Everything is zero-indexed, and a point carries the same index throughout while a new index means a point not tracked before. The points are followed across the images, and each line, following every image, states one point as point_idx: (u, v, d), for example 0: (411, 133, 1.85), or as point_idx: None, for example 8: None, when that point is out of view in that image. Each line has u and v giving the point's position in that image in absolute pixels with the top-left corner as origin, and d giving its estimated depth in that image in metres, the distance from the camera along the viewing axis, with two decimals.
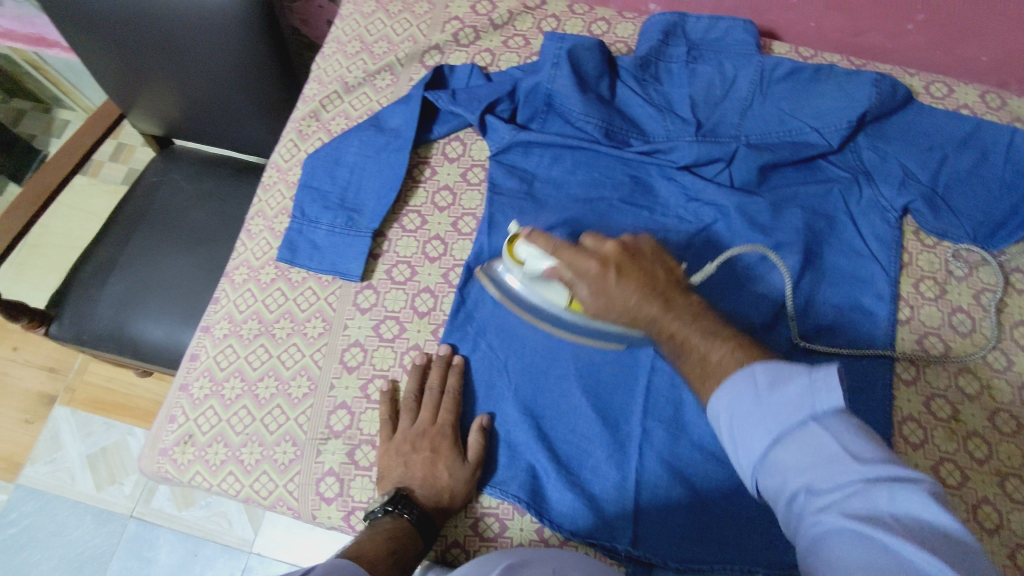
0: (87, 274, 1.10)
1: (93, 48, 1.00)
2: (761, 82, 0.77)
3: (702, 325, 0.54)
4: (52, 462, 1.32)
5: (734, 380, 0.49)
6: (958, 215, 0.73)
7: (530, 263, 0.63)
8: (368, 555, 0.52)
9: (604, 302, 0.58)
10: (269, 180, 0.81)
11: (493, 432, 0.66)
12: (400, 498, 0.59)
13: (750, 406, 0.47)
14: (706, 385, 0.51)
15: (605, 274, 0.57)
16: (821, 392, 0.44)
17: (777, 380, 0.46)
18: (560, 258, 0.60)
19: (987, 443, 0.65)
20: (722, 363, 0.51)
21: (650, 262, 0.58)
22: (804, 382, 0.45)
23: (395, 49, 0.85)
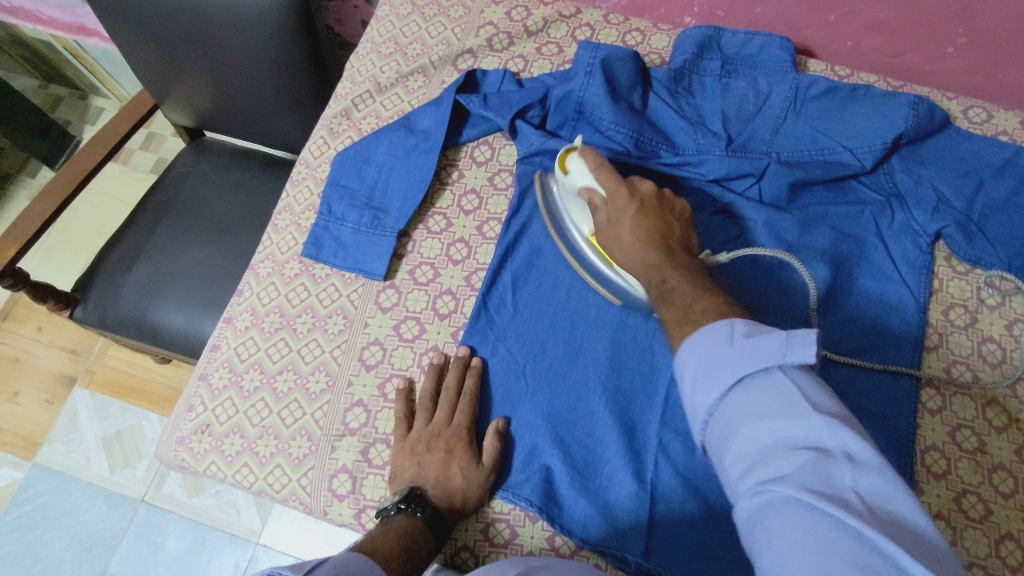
0: (113, 260, 1.12)
1: (132, 38, 1.02)
2: (795, 99, 0.76)
3: (696, 278, 0.56)
4: (69, 443, 1.33)
5: (712, 329, 0.47)
6: (993, 243, 0.72)
7: (574, 176, 0.67)
8: (382, 552, 0.53)
9: (617, 228, 0.63)
10: (298, 175, 0.82)
11: (509, 436, 0.66)
12: (413, 497, 0.59)
13: (720, 352, 0.45)
14: (682, 328, 0.51)
15: (630, 203, 0.62)
16: (796, 349, 0.42)
17: (754, 337, 0.44)
18: (600, 179, 0.64)
19: (1013, 477, 0.64)
20: (705, 312, 0.51)
21: (670, 215, 0.63)
22: (778, 339, 0.43)
23: (428, 51, 0.86)
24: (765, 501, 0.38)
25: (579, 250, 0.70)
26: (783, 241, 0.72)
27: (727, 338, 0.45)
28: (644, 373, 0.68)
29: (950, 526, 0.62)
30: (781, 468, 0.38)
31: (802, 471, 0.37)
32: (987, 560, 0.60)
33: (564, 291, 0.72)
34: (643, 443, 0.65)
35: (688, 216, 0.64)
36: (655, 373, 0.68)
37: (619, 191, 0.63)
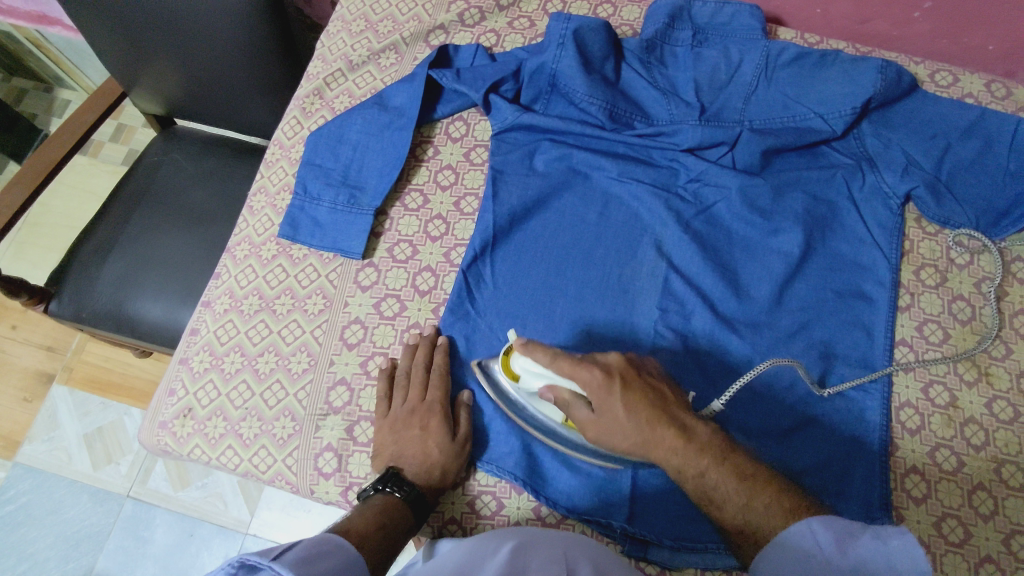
0: (86, 254, 1.10)
1: (97, 25, 0.99)
2: (766, 66, 0.77)
3: (730, 460, 0.52)
4: (50, 440, 1.32)
5: (790, 536, 0.48)
6: (960, 202, 0.73)
7: (526, 378, 0.60)
8: (358, 530, 0.53)
9: (611, 421, 0.56)
10: (272, 157, 0.81)
11: (476, 409, 0.67)
12: (390, 477, 0.59)
13: (816, 561, 0.46)
14: (750, 542, 0.50)
15: (610, 386, 0.55)
16: (900, 549, 0.46)
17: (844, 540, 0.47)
18: (562, 370, 0.57)
19: (984, 430, 0.66)
20: (769, 516, 0.50)
21: (649, 382, 0.57)
22: (875, 543, 0.47)
23: (399, 28, 0.85)
24: None
25: (555, 434, 0.63)
26: (757, 207, 0.73)
27: (820, 543, 0.47)
28: (625, 340, 0.69)
29: (924, 480, 0.64)
30: None
31: None
32: (960, 510, 0.62)
33: (542, 266, 0.72)
34: None
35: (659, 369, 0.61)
36: (638, 340, 0.69)
37: (590, 377, 0.56)
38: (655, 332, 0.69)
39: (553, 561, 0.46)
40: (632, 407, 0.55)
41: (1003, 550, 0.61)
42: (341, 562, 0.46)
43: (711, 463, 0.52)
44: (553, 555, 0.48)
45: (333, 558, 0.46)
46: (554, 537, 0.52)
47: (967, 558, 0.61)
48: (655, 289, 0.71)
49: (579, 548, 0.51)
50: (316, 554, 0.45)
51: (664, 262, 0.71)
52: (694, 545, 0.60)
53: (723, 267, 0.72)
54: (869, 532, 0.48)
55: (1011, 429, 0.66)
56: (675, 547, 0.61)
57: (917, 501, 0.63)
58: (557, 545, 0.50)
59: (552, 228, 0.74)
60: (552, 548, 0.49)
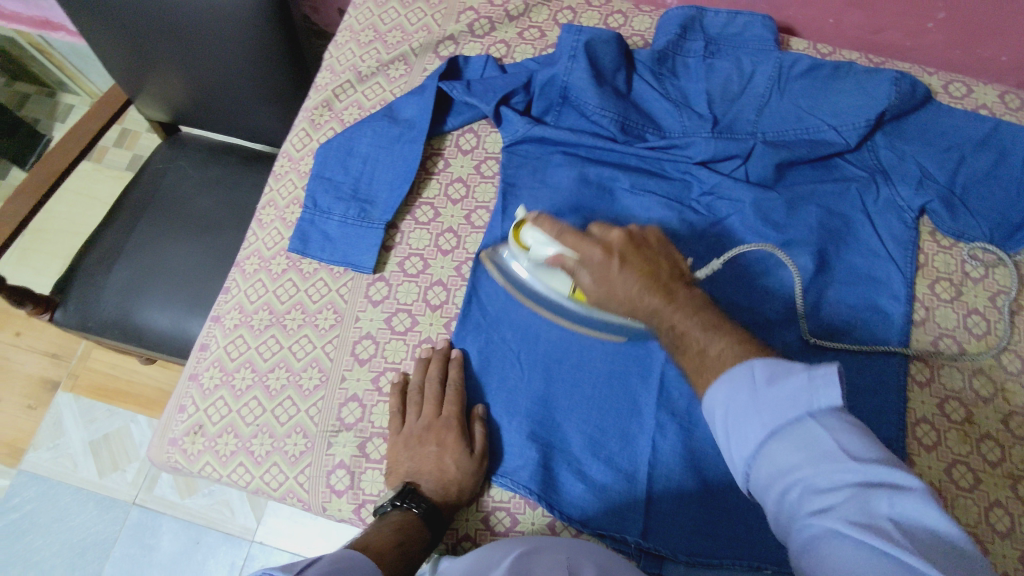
0: (92, 262, 1.09)
1: (102, 33, 0.99)
2: (779, 78, 0.76)
3: (703, 318, 0.54)
4: (55, 448, 1.31)
5: (734, 374, 0.48)
6: (976, 215, 0.72)
7: (536, 249, 0.63)
8: (376, 547, 0.52)
9: (607, 288, 0.58)
10: (281, 170, 0.81)
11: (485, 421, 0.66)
12: (407, 492, 0.59)
13: (746, 395, 0.46)
14: (703, 378, 0.50)
15: (608, 260, 0.57)
16: (821, 390, 0.43)
17: (775, 375, 0.45)
18: (566, 243, 0.60)
19: (1001, 445, 0.65)
20: (721, 357, 0.50)
21: (652, 252, 0.59)
22: (800, 378, 0.44)
23: (408, 38, 0.84)
24: (812, 536, 0.39)
25: (563, 309, 0.67)
26: (772, 220, 0.72)
27: (752, 384, 0.46)
28: (638, 355, 0.68)
29: (941, 496, 0.63)
30: (828, 503, 0.39)
31: (841, 502, 0.39)
32: (977, 528, 0.62)
33: None
34: (640, 426, 0.65)
35: (664, 240, 0.61)
36: (653, 356, 0.68)
37: (591, 246, 0.58)
38: None
39: (557, 567, 0.46)
40: (627, 276, 0.56)
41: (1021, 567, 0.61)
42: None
43: (684, 316, 0.54)
44: (556, 561, 0.47)
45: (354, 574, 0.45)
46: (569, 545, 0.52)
47: None
48: None
49: (584, 552, 0.50)
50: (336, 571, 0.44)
51: None
52: (711, 562, 0.60)
53: (737, 280, 0.71)
54: (803, 366, 0.44)
55: None
56: (690, 562, 0.60)
57: None
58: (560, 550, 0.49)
59: None
60: (556, 554, 0.49)
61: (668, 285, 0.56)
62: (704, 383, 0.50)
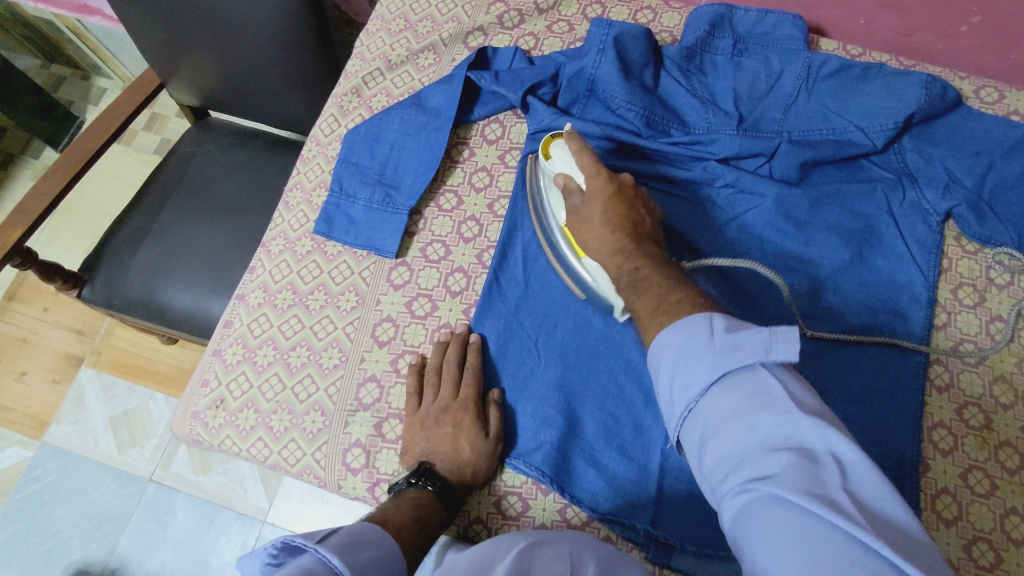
0: (119, 241, 1.12)
1: (140, 17, 1.01)
2: (807, 78, 0.76)
3: (667, 271, 0.58)
4: (77, 422, 1.34)
5: (694, 323, 0.50)
6: (1004, 221, 0.72)
7: (557, 161, 0.68)
8: (394, 521, 0.54)
9: (591, 209, 0.63)
10: (309, 154, 0.82)
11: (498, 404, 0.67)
12: (423, 471, 0.60)
13: (700, 340, 0.48)
14: (656, 320, 0.54)
15: (608, 188, 0.63)
16: (777, 349, 0.45)
17: (736, 330, 0.47)
18: (579, 164, 0.65)
19: (1019, 453, 0.65)
20: (677, 305, 0.53)
21: (642, 207, 0.64)
22: (760, 335, 0.46)
23: (438, 28, 0.85)
24: (742, 481, 0.41)
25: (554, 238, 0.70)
26: (792, 218, 0.73)
27: (708, 335, 0.48)
28: None
29: (956, 502, 0.63)
30: (763, 453, 0.42)
31: (777, 453, 0.41)
32: (991, 533, 0.62)
33: None
34: (654, 418, 0.65)
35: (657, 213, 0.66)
36: None
37: (598, 176, 0.63)
38: None
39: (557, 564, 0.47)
40: (614, 206, 0.62)
41: None
42: (380, 550, 0.47)
43: (652, 267, 0.59)
44: (558, 557, 0.48)
45: (373, 546, 0.47)
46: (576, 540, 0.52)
47: None
48: None
49: (589, 546, 0.51)
50: (355, 541, 0.46)
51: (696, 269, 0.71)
52: (718, 554, 0.60)
53: (756, 277, 0.71)
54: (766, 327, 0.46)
55: None
56: (699, 554, 0.60)
57: (947, 522, 0.62)
58: (563, 543, 0.50)
59: None
60: (561, 547, 0.49)
61: (643, 237, 0.62)
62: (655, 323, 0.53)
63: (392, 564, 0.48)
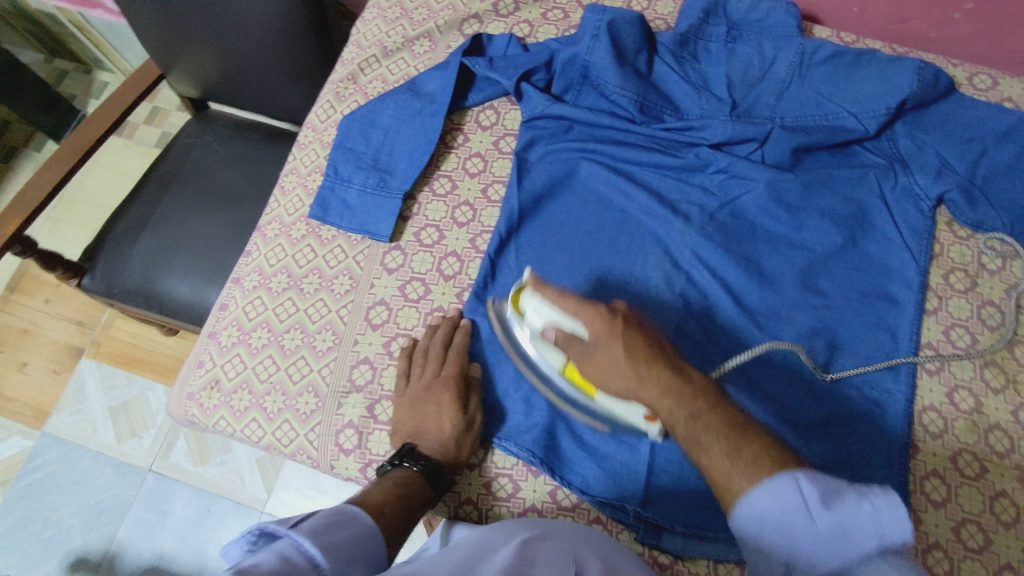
0: (119, 231, 1.12)
1: (139, 8, 1.02)
2: (800, 64, 0.76)
3: (722, 412, 0.49)
4: (77, 412, 1.35)
5: (774, 487, 0.43)
6: (995, 207, 0.72)
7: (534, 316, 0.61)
8: (374, 501, 0.54)
9: (603, 358, 0.54)
10: (305, 140, 0.83)
11: (487, 385, 0.68)
12: (407, 452, 0.60)
13: (797, 516, 0.42)
14: (736, 484, 0.45)
15: (612, 324, 0.54)
16: (885, 522, 0.41)
17: (830, 499, 0.42)
18: (567, 309, 0.58)
19: (1009, 437, 0.65)
20: (756, 462, 0.45)
21: (651, 332, 0.56)
22: (861, 508, 0.41)
23: (434, 16, 0.86)
24: None
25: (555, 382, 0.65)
26: (784, 202, 0.73)
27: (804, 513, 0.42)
28: None
29: (945, 484, 0.63)
30: None
31: None
32: (980, 516, 0.62)
33: (567, 253, 0.73)
34: None
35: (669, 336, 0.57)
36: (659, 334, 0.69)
37: (597, 319, 0.55)
38: (678, 323, 0.69)
39: (562, 559, 0.45)
40: (629, 348, 0.53)
41: None
42: (356, 530, 0.47)
43: (704, 408, 0.49)
44: (562, 551, 0.47)
45: (348, 526, 0.47)
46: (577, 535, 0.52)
47: (985, 565, 0.60)
48: (677, 282, 0.71)
49: (591, 549, 0.50)
50: (330, 523, 0.46)
51: (688, 254, 0.72)
52: (708, 534, 0.61)
53: (748, 262, 0.72)
54: (861, 493, 0.42)
55: None
56: (688, 534, 0.61)
57: (936, 504, 0.63)
58: (564, 539, 0.49)
59: (581, 220, 0.74)
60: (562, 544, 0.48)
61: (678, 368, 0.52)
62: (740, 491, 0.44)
63: (371, 542, 0.48)
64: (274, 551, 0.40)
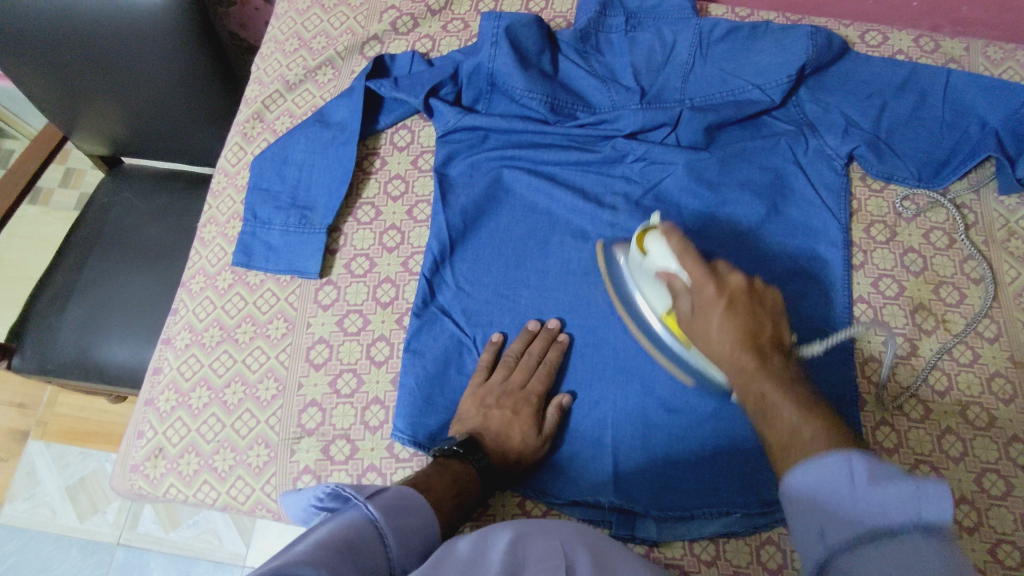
0: (45, 303, 1.07)
1: (30, 73, 0.97)
2: (700, 44, 0.78)
3: (796, 393, 0.49)
4: (32, 498, 1.29)
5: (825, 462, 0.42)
6: (902, 157, 0.74)
7: (653, 259, 0.62)
8: (436, 492, 0.55)
9: (702, 322, 0.56)
10: (218, 186, 0.80)
11: (440, 412, 0.67)
12: (469, 444, 0.60)
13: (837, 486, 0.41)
14: (787, 456, 0.46)
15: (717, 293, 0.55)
16: (928, 500, 0.38)
17: (879, 476, 0.40)
18: (683, 263, 0.59)
19: (947, 375, 0.67)
20: (811, 441, 0.45)
21: (761, 311, 0.55)
22: (886, 477, 0.40)
23: (333, 43, 0.84)
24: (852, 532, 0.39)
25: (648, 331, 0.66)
26: (705, 179, 0.74)
27: (886, 569, 0.36)
28: (592, 330, 0.69)
29: (895, 431, 0.65)
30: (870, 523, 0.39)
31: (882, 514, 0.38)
32: (932, 456, 0.64)
33: (502, 262, 0.72)
34: (599, 393, 0.66)
35: (781, 304, 0.57)
36: (603, 328, 0.69)
37: (705, 283, 0.56)
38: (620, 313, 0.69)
39: (550, 563, 0.40)
40: (717, 320, 0.55)
41: (977, 489, 0.62)
42: (419, 519, 0.50)
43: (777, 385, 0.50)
44: (551, 550, 0.42)
45: (416, 514, 0.50)
46: (569, 528, 0.46)
47: None
48: None
49: (579, 540, 0.44)
50: (397, 506, 0.49)
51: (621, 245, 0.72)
52: (683, 514, 0.61)
53: None
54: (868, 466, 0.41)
55: (972, 371, 0.67)
56: (662, 517, 0.62)
57: (889, 452, 0.65)
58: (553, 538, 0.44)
59: (511, 229, 0.74)
60: (548, 543, 0.43)
61: (766, 350, 0.53)
62: (787, 464, 0.45)
63: (432, 541, 0.50)
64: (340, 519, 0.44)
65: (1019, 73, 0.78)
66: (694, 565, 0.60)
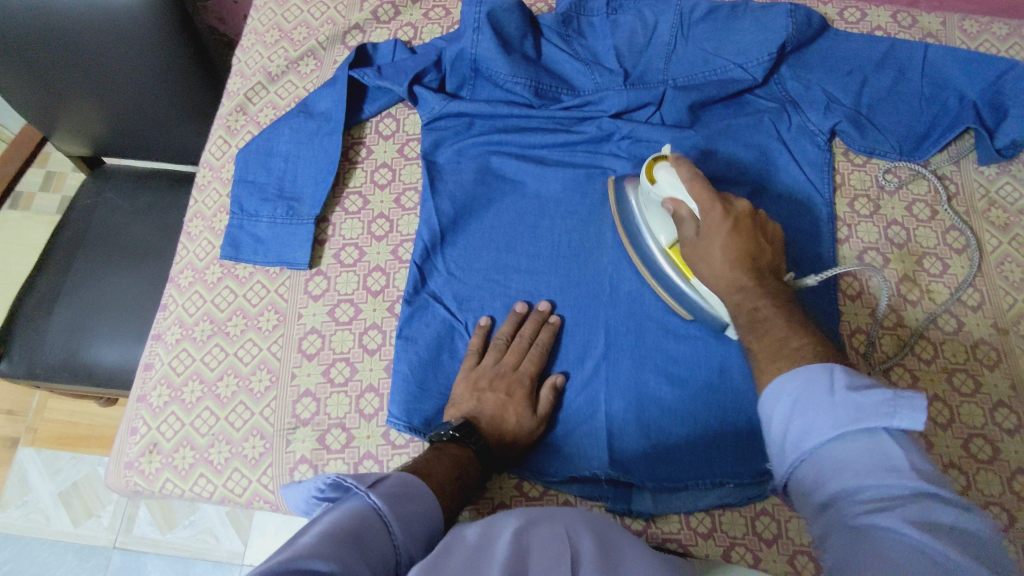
0: (31, 306, 1.06)
1: (6, 77, 0.95)
2: (681, 24, 0.78)
3: (787, 310, 0.53)
4: (24, 504, 1.28)
5: (809, 372, 0.44)
6: (883, 131, 0.75)
7: (662, 186, 0.64)
8: (437, 476, 0.55)
9: (705, 246, 0.59)
10: (203, 181, 0.80)
11: (435, 398, 0.67)
12: (466, 427, 0.61)
13: (812, 398, 0.43)
14: (773, 364, 0.48)
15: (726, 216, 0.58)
16: (901, 411, 0.39)
17: (857, 385, 0.41)
18: (693, 191, 0.60)
19: (932, 344, 0.68)
20: (798, 350, 0.48)
21: (763, 240, 0.58)
22: (877, 394, 0.40)
23: (314, 33, 0.84)
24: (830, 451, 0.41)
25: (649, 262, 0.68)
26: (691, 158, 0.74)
27: (855, 475, 0.38)
28: (584, 310, 0.69)
29: None
30: (846, 448, 0.40)
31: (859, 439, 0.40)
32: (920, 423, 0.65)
33: (492, 247, 0.72)
34: (593, 370, 0.67)
35: (780, 237, 0.60)
36: (594, 309, 0.69)
37: (712, 207, 0.58)
38: (612, 292, 0.70)
39: (557, 551, 0.40)
40: (721, 239, 0.57)
41: (964, 454, 0.64)
42: (423, 506, 0.50)
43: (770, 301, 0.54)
44: (557, 538, 0.41)
45: (420, 501, 0.50)
46: (573, 513, 0.45)
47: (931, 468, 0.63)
48: (602, 255, 0.72)
49: (584, 525, 0.44)
50: (402, 493, 0.49)
51: (609, 226, 0.73)
52: (677, 485, 0.62)
53: None
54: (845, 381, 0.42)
55: (957, 339, 0.68)
56: (657, 489, 0.62)
57: None
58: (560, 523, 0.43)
59: (499, 214, 0.74)
60: (552, 529, 0.42)
61: (763, 273, 0.56)
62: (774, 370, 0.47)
63: (437, 526, 0.50)
64: (343, 508, 0.44)
65: (995, 46, 0.79)
66: (690, 537, 0.61)
